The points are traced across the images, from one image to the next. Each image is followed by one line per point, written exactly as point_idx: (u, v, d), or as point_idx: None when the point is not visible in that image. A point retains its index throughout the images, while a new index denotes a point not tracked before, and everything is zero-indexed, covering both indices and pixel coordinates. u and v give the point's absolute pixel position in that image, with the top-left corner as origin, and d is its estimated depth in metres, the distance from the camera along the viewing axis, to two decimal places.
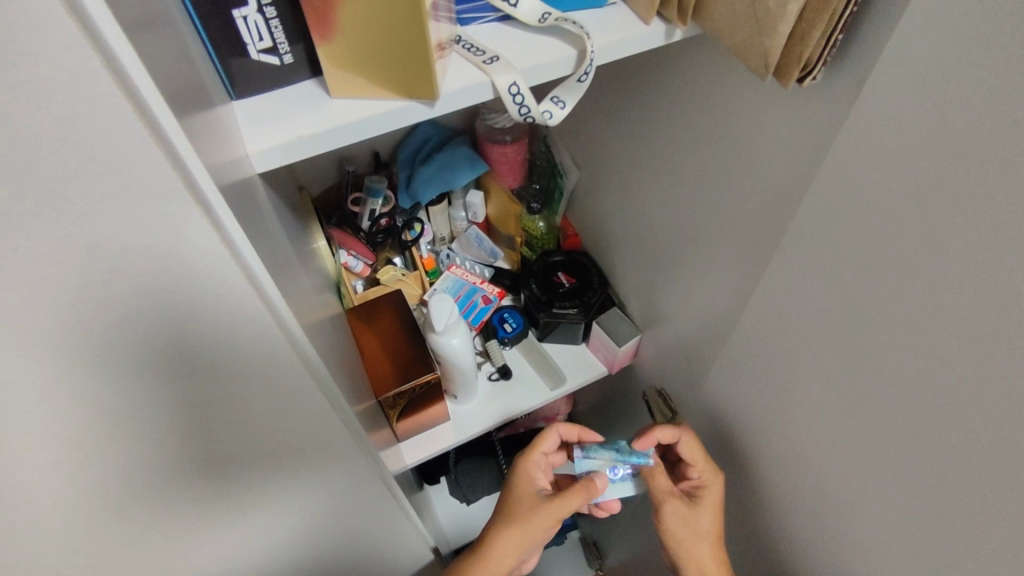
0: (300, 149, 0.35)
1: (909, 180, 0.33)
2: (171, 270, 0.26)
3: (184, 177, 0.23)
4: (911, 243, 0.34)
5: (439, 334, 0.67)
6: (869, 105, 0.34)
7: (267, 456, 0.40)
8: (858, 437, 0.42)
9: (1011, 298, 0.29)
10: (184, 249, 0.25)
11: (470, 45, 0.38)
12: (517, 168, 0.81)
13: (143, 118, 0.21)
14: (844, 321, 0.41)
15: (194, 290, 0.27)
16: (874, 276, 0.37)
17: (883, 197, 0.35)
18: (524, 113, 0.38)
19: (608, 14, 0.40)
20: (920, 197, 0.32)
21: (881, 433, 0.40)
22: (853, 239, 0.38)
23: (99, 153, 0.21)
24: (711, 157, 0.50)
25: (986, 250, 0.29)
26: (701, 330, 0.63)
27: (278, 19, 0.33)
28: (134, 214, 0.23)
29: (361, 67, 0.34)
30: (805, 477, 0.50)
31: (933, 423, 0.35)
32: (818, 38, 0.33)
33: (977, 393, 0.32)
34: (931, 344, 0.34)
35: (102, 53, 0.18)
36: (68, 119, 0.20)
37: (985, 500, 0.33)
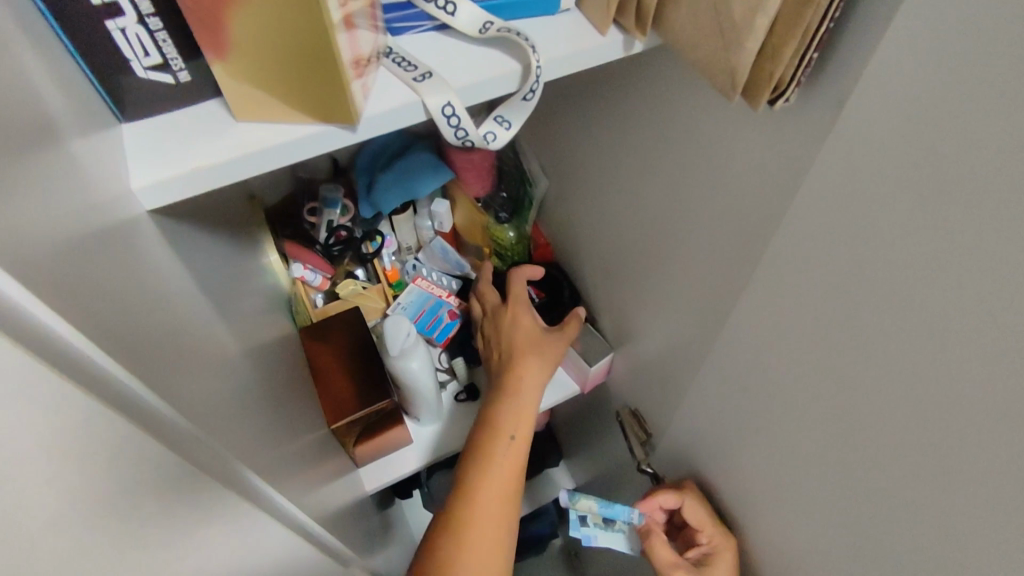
0: (198, 182, 0.30)
1: (892, 217, 0.29)
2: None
3: None
4: (894, 284, 0.30)
5: (396, 358, 0.62)
6: (847, 133, 0.30)
7: None
8: (841, 486, 0.39)
9: (1010, 357, 0.25)
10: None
11: (401, 59, 0.33)
12: (485, 175, 0.75)
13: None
14: (822, 362, 0.37)
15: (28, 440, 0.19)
16: (857, 318, 0.33)
17: (864, 233, 0.31)
18: (461, 136, 0.34)
19: (560, 23, 0.36)
20: (906, 235, 0.28)
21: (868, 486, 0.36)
22: (832, 276, 0.34)
23: None
24: (678, 176, 0.46)
25: (986, 301, 0.25)
26: (674, 353, 0.59)
27: (165, 32, 0.28)
28: None
29: (268, 86, 0.29)
30: (785, 518, 0.47)
31: (921, 481, 0.32)
32: (790, 57, 0.29)
33: (972, 454, 0.28)
34: (920, 398, 0.30)
35: None
36: None
37: (978, 569, 0.30)
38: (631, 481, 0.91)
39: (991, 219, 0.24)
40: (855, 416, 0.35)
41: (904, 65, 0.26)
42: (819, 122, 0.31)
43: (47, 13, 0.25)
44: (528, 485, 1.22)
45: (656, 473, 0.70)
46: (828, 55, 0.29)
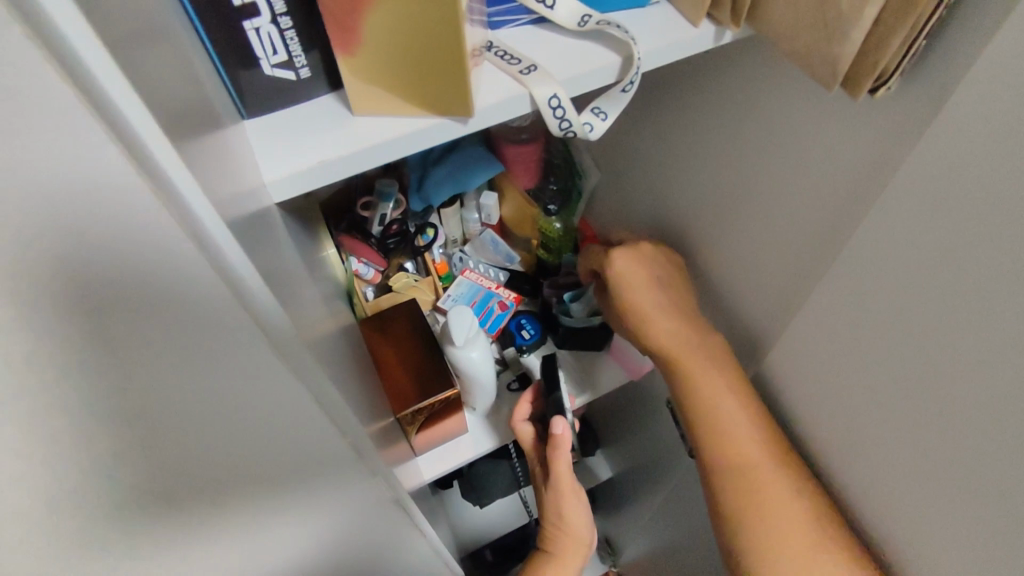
0: (322, 175, 0.31)
1: (988, 204, 0.29)
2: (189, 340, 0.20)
3: (191, 229, 0.18)
4: (982, 272, 0.31)
5: (457, 348, 0.64)
6: (945, 123, 0.30)
7: None
8: (910, 469, 0.40)
9: None
10: (202, 311, 0.20)
11: (504, 52, 0.34)
12: (534, 169, 0.77)
13: (133, 159, 0.15)
14: (901, 348, 0.38)
15: (212, 363, 0.22)
16: (940, 303, 0.34)
17: (953, 221, 0.32)
18: (564, 127, 0.35)
19: (651, 15, 0.37)
20: (999, 224, 0.29)
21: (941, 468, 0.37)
22: (912, 263, 0.35)
23: (75, 201, 0.15)
24: (748, 165, 0.47)
25: None
26: (732, 342, 0.60)
27: (293, 30, 0.29)
28: (137, 270, 0.18)
29: (389, 79, 0.30)
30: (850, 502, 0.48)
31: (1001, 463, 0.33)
32: (896, 47, 0.30)
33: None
34: (1007, 383, 0.31)
35: (79, 82, 0.13)
36: (28, 156, 0.14)
37: None
38: (673, 470, 0.92)
39: None
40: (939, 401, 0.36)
41: (1007, 58, 0.26)
42: (917, 111, 0.32)
43: (193, 14, 0.26)
44: None
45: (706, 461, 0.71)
46: (931, 45, 0.30)
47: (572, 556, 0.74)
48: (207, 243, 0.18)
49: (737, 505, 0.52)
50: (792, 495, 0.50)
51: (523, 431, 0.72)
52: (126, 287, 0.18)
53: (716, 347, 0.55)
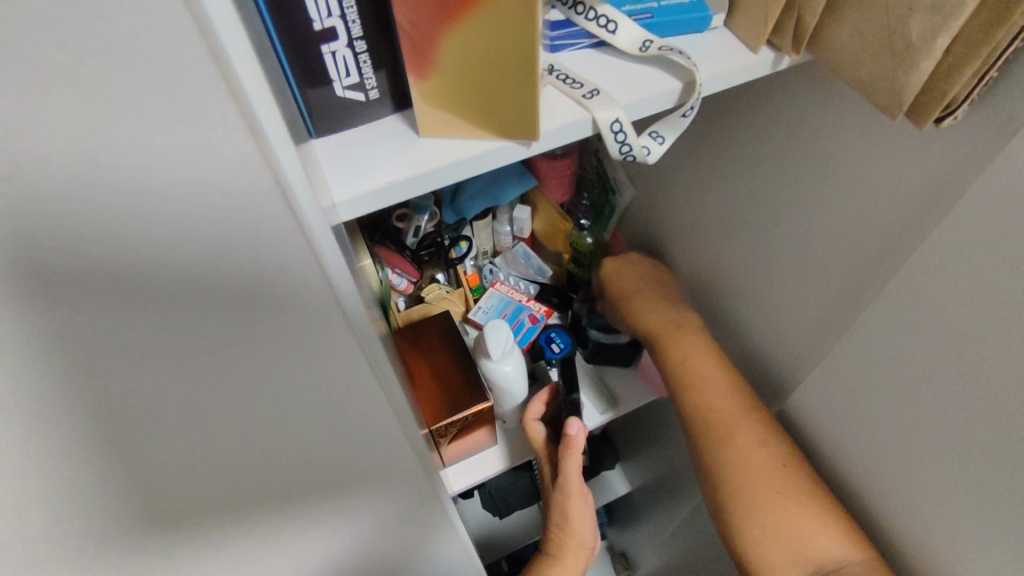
0: (387, 196, 0.31)
1: None
2: (263, 298, 0.23)
3: (285, 197, 0.20)
4: None
5: (492, 361, 0.64)
6: (1012, 156, 0.30)
7: (325, 487, 0.39)
8: (956, 501, 0.39)
9: None
10: (284, 273, 0.22)
11: (565, 75, 0.35)
12: (566, 183, 0.77)
13: (244, 118, 0.17)
14: (952, 379, 0.37)
15: (284, 323, 0.25)
16: (993, 337, 0.33)
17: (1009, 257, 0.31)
18: (624, 150, 0.35)
19: (710, 40, 0.37)
20: None
21: (994, 501, 0.36)
22: (960, 296, 0.35)
23: (193, 169, 0.18)
24: (790, 189, 0.47)
25: None
26: (765, 364, 0.60)
27: (367, 53, 0.30)
28: (237, 234, 0.20)
29: (458, 102, 0.30)
30: (889, 535, 0.47)
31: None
32: (969, 77, 0.30)
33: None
34: None
35: (212, 52, 0.16)
36: (162, 129, 0.17)
37: None
38: (694, 491, 0.91)
39: None
40: (992, 438, 0.35)
41: None
42: (982, 142, 0.32)
43: (275, 37, 0.27)
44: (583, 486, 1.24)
45: None
46: (1001, 78, 0.30)
47: (575, 564, 0.69)
48: (300, 216, 0.21)
49: (755, 504, 0.50)
50: (812, 506, 0.48)
51: (535, 429, 0.70)
52: (218, 256, 0.21)
53: (688, 316, 0.62)
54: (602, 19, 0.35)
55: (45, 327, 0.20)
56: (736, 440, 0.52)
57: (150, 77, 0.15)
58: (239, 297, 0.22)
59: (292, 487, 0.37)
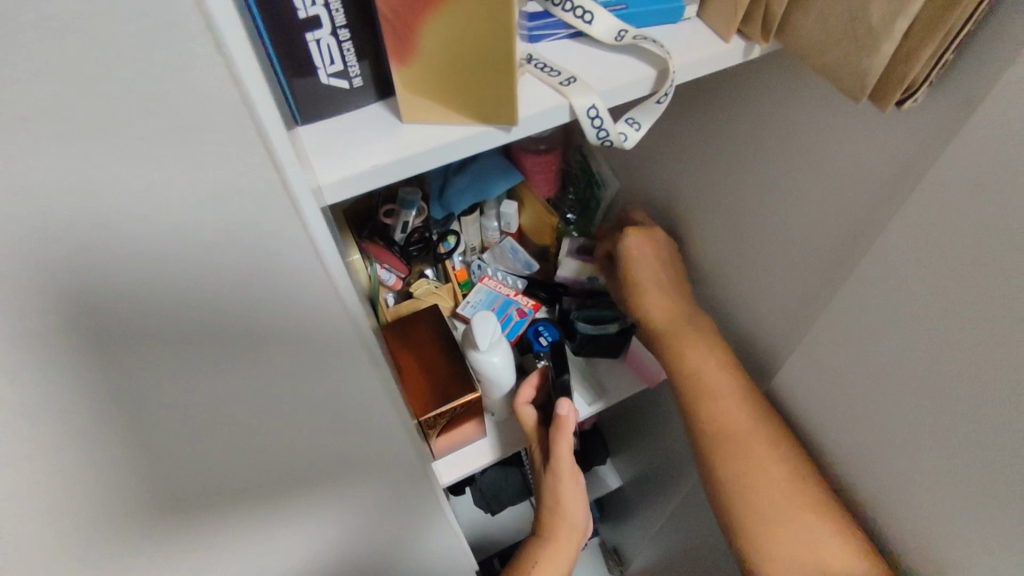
0: (370, 179, 0.32)
1: (1006, 210, 0.31)
2: (254, 254, 0.26)
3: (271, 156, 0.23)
4: (997, 276, 0.32)
5: (480, 352, 0.65)
6: (972, 133, 0.32)
7: (315, 468, 0.40)
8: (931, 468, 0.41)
9: None
10: (269, 231, 0.25)
11: (543, 64, 0.36)
12: (551, 178, 0.79)
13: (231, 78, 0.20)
14: (922, 350, 0.38)
15: (271, 282, 0.27)
16: (957, 307, 0.35)
17: (973, 228, 0.33)
18: (601, 136, 0.36)
19: (684, 30, 0.38)
20: (1014, 227, 0.31)
21: (966, 465, 0.38)
22: (925, 269, 0.36)
23: (189, 126, 0.21)
24: (765, 175, 0.49)
25: None
26: (746, 350, 0.61)
27: (351, 41, 0.31)
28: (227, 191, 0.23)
29: (440, 88, 0.31)
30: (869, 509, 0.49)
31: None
32: (926, 59, 0.31)
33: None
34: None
35: (205, 21, 0.18)
36: (160, 87, 0.19)
37: None
38: (683, 481, 0.92)
39: None
40: (961, 405, 0.37)
41: None
42: (941, 123, 0.34)
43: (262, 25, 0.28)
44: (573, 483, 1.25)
45: None
46: (957, 60, 0.31)
47: (564, 544, 0.71)
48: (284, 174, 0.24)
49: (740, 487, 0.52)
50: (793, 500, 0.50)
51: (525, 412, 0.70)
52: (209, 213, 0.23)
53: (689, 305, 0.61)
54: (578, 10, 0.36)
55: (61, 274, 0.23)
56: (720, 430, 0.54)
57: (153, 39, 0.18)
58: (233, 255, 0.25)
59: (282, 461, 0.38)
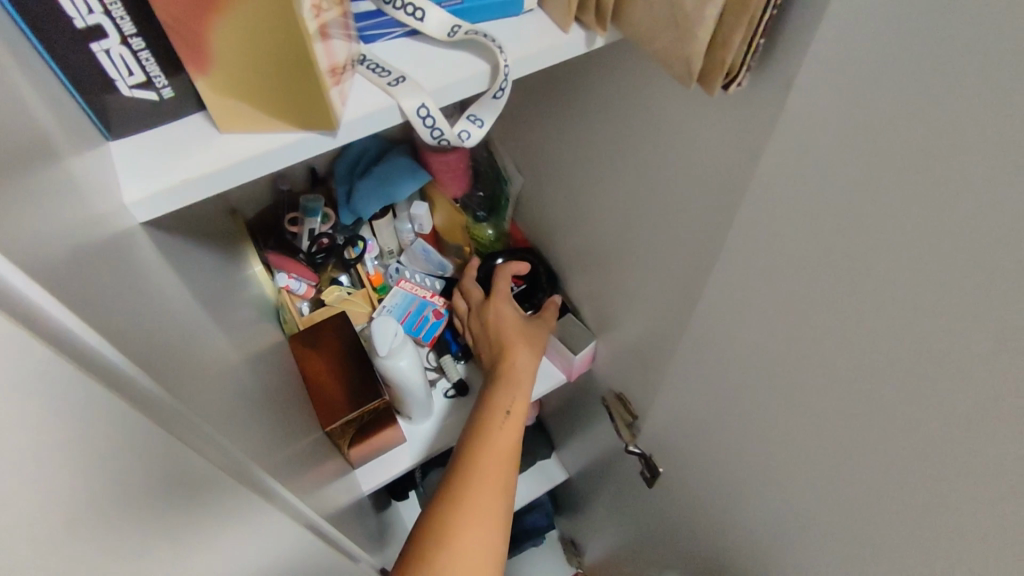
0: (189, 192, 0.31)
1: (847, 184, 0.31)
2: (42, 437, 0.20)
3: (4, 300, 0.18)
4: (851, 252, 0.32)
5: (385, 358, 0.64)
6: (800, 111, 0.32)
7: None
8: (819, 441, 0.41)
9: (959, 300, 0.27)
10: (42, 395, 0.20)
11: (375, 65, 0.35)
12: (461, 176, 0.77)
13: None
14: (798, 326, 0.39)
15: (75, 455, 0.22)
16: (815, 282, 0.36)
17: (822, 205, 0.33)
18: (437, 136, 0.35)
19: (525, 23, 0.37)
20: (855, 201, 0.31)
21: (848, 437, 0.38)
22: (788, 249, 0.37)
23: None
24: (645, 163, 0.49)
25: (935, 257, 0.28)
26: (654, 336, 0.62)
27: (148, 51, 0.29)
28: None
29: (248, 93, 0.30)
30: (773, 482, 0.50)
31: (889, 436, 0.35)
32: (740, 44, 0.31)
33: (931, 405, 0.31)
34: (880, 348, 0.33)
35: None
36: None
37: (949, 497, 0.32)
38: (621, 466, 0.93)
39: (943, 174, 0.26)
40: (834, 377, 0.37)
41: (840, 48, 0.28)
42: (770, 104, 0.34)
43: (35, 39, 0.26)
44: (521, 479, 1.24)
45: (645, 453, 0.74)
46: (775, 39, 0.31)
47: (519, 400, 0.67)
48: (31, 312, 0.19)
49: None
50: None
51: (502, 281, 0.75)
52: None
53: None
54: (408, 8, 0.34)
55: None
56: None
57: None
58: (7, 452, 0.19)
59: None
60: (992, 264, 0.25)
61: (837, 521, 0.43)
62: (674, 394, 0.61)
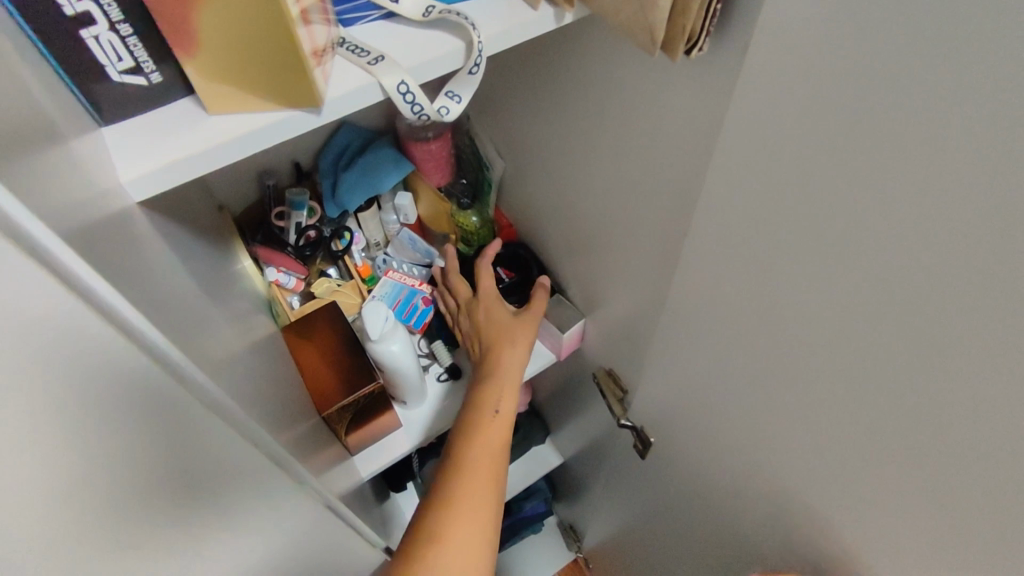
0: (182, 171, 0.33)
1: (806, 139, 0.33)
2: (67, 377, 0.23)
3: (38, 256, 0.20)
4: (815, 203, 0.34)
5: (377, 342, 0.65)
6: (758, 72, 0.34)
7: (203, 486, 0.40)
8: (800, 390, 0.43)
9: (911, 239, 0.29)
10: (69, 340, 0.22)
11: (354, 47, 0.36)
12: (444, 165, 0.80)
13: None
14: (772, 281, 0.41)
15: (96, 398, 0.24)
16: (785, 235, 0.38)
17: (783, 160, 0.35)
18: (418, 112, 0.37)
19: (497, 3, 0.39)
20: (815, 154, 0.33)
21: (823, 384, 0.40)
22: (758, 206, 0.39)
23: None
24: (620, 137, 0.51)
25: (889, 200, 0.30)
26: (637, 309, 0.64)
27: (135, 36, 0.31)
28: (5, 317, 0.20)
29: (234, 76, 0.32)
30: (759, 438, 0.52)
31: (863, 379, 0.37)
32: (699, 10, 0.33)
33: (899, 342, 0.33)
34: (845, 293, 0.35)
35: None
36: None
37: (920, 430, 0.34)
38: (615, 446, 0.95)
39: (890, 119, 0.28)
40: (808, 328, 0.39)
41: (791, 9, 0.30)
42: (732, 67, 0.36)
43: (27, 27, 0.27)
44: (518, 466, 1.26)
45: (636, 426, 0.76)
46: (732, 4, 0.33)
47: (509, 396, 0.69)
48: (64, 270, 0.21)
49: None
50: None
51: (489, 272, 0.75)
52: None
53: None
54: None
55: None
56: None
57: None
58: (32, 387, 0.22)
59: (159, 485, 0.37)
60: (940, 200, 0.27)
61: (817, 469, 0.45)
62: (660, 363, 0.63)
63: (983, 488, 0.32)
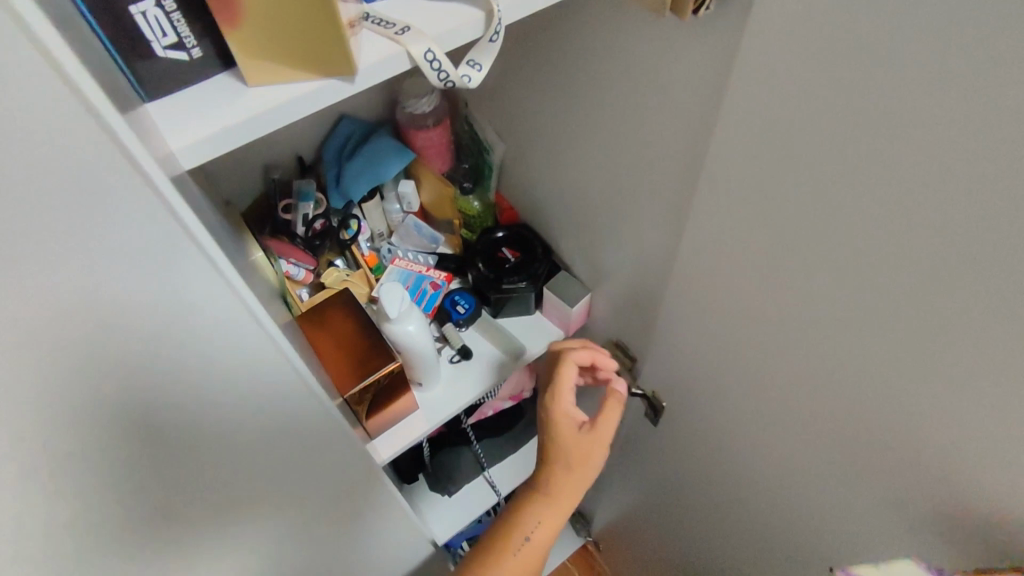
0: (225, 141, 0.34)
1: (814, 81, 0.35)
2: (149, 266, 0.28)
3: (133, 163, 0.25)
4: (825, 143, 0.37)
5: (394, 321, 0.67)
6: (764, 23, 0.36)
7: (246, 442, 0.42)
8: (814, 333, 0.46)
9: (925, 161, 0.32)
10: (151, 238, 0.27)
11: (379, 20, 0.38)
12: (444, 151, 0.82)
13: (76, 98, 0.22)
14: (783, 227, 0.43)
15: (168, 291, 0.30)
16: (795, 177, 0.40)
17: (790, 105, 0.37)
18: (444, 79, 0.38)
19: None
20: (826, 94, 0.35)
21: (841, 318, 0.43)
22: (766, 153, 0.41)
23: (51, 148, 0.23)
24: (624, 105, 0.53)
25: (896, 125, 0.32)
26: (645, 277, 0.66)
27: (179, 12, 0.32)
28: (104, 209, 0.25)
29: (273, 48, 0.33)
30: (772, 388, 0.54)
31: (881, 304, 0.39)
32: None
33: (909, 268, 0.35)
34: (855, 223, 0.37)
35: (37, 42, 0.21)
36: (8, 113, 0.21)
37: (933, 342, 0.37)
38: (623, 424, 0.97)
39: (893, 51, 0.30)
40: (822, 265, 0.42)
41: None
42: (736, 22, 0.38)
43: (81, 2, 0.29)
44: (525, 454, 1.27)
45: (646, 393, 0.77)
46: None
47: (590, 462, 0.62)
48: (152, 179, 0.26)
49: None
50: None
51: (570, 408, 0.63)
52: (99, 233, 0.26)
53: None
54: None
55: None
56: None
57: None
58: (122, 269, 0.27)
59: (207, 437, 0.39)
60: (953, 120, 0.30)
61: (833, 407, 0.47)
62: (670, 328, 0.65)
63: (997, 393, 0.35)
